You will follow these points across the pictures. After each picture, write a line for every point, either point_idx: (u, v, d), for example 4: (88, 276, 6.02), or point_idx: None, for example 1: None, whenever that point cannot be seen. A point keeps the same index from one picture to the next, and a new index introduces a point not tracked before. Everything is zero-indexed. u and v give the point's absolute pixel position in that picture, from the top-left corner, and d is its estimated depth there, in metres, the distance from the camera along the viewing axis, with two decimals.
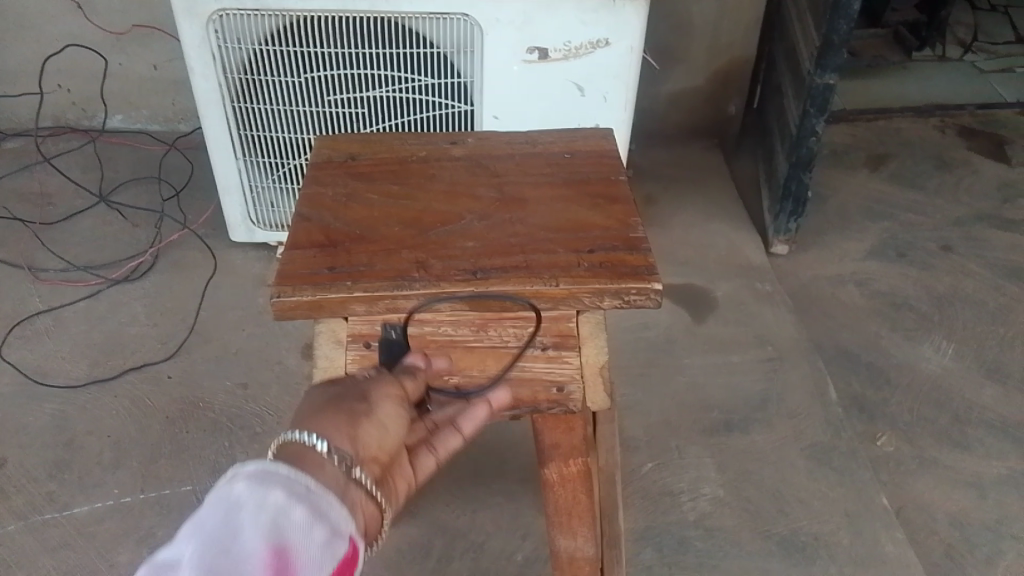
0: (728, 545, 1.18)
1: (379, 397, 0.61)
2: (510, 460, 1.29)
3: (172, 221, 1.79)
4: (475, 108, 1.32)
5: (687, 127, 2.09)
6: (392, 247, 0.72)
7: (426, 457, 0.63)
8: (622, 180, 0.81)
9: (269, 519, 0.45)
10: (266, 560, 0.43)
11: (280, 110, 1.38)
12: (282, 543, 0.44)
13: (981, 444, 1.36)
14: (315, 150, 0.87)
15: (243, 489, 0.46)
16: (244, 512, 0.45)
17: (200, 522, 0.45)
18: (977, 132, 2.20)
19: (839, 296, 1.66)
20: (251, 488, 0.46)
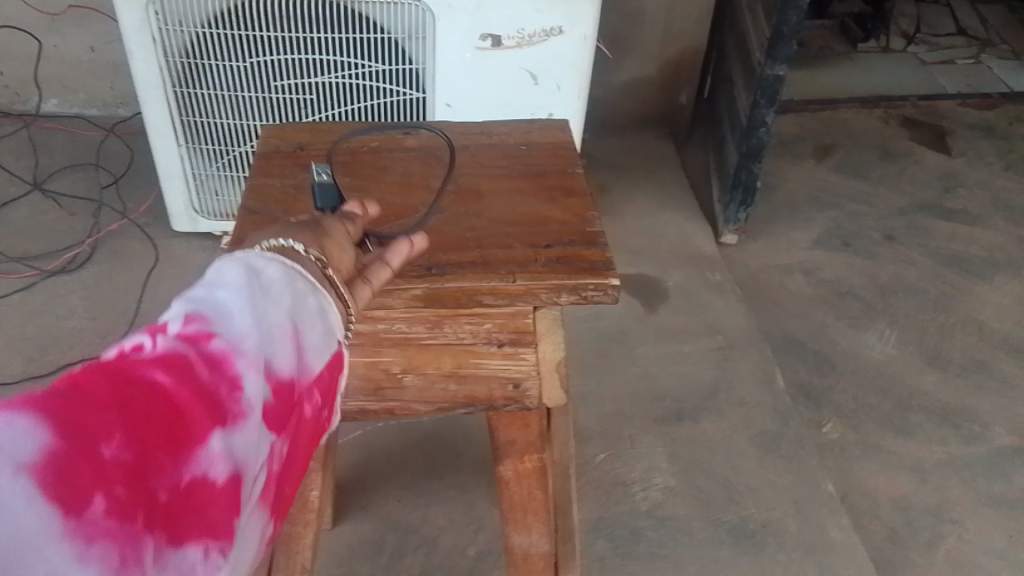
0: (680, 534, 1.19)
1: (329, 229, 0.56)
2: (463, 453, 1.28)
3: (111, 210, 1.73)
4: (428, 95, 1.30)
5: (639, 116, 2.10)
6: None
7: (363, 287, 0.56)
8: (578, 173, 0.80)
9: (294, 299, 0.45)
10: (298, 340, 0.45)
11: (223, 96, 1.33)
12: (304, 328, 0.45)
13: (922, 430, 1.40)
14: (261, 139, 0.84)
15: (265, 265, 0.45)
16: (275, 282, 0.45)
17: (231, 272, 0.43)
18: (919, 124, 2.25)
19: (787, 285, 1.69)
20: (271, 265, 0.46)
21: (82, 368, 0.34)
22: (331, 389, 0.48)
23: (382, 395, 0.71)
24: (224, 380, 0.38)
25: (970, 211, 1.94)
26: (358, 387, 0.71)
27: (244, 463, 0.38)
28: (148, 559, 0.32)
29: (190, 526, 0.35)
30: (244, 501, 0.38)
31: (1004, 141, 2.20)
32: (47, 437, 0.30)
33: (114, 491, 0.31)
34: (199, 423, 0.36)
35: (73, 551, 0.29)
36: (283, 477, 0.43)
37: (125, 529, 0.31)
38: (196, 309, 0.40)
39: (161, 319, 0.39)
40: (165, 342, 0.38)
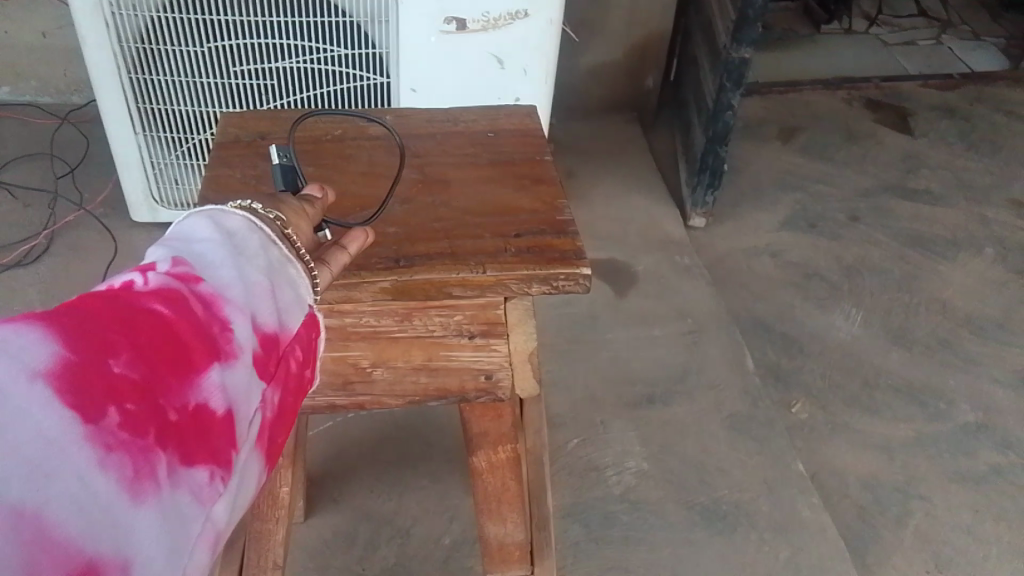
0: (653, 517, 1.20)
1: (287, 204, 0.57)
2: (435, 442, 1.27)
3: (67, 201, 1.68)
4: (392, 80, 1.27)
5: (606, 99, 2.09)
6: None
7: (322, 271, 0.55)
8: (547, 160, 0.79)
9: (271, 255, 0.49)
10: (277, 295, 0.48)
11: (181, 82, 1.30)
12: (283, 283, 0.49)
13: (889, 408, 1.42)
14: (221, 128, 0.81)
15: (240, 223, 0.48)
16: (251, 238, 0.48)
17: (211, 226, 0.47)
18: (881, 105, 2.27)
19: (755, 267, 1.70)
20: (245, 223, 0.49)
21: (86, 299, 0.38)
22: (306, 346, 0.51)
23: (351, 389, 0.70)
24: (216, 319, 0.42)
25: (932, 191, 1.97)
26: (327, 383, 0.70)
27: (236, 398, 0.42)
28: (157, 468, 0.36)
29: (195, 447, 0.38)
30: (239, 434, 0.42)
31: (964, 121, 2.23)
32: (63, 353, 0.34)
33: (125, 405, 0.35)
34: (196, 354, 0.39)
35: (93, 453, 0.33)
36: (273, 419, 0.47)
37: (134, 440, 0.35)
38: (183, 255, 0.43)
39: (149, 260, 0.42)
40: (157, 278, 0.41)
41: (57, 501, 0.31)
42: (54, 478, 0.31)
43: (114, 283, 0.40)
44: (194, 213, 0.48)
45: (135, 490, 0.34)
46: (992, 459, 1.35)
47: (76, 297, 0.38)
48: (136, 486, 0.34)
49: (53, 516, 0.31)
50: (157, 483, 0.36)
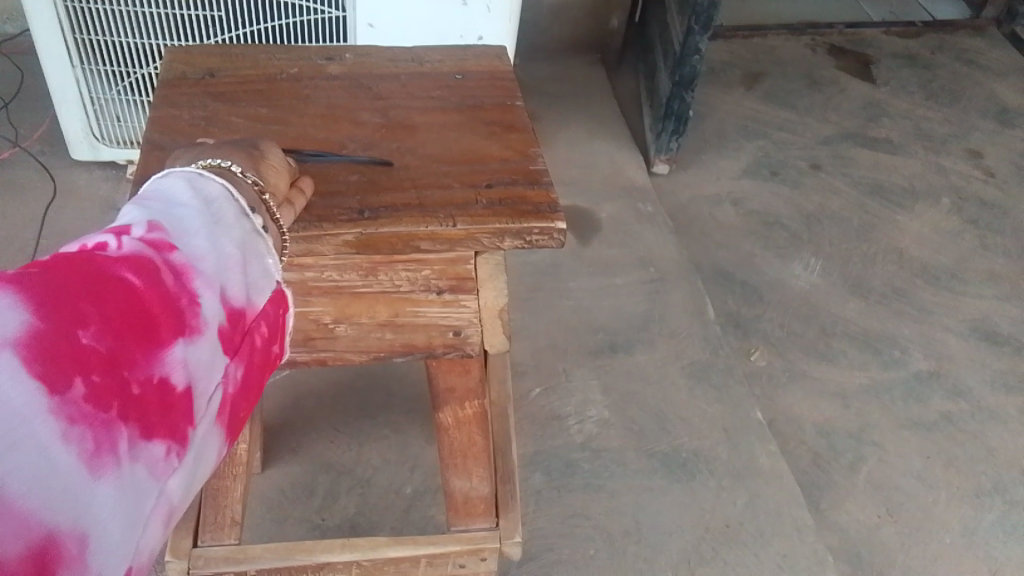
0: (614, 465, 1.20)
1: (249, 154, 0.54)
2: (396, 392, 1.25)
3: (1, 137, 1.59)
4: (348, 14, 1.21)
5: (569, 40, 2.04)
6: None
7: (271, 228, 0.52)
8: (519, 106, 0.75)
9: (246, 228, 0.46)
10: (248, 269, 0.45)
11: (120, 11, 1.22)
12: (254, 259, 0.46)
13: (845, 356, 1.44)
14: (165, 63, 0.76)
15: (220, 191, 0.46)
16: (228, 209, 0.46)
17: (185, 193, 0.44)
18: (844, 52, 2.25)
19: (717, 215, 1.69)
20: (225, 192, 0.47)
21: (54, 260, 0.35)
22: (279, 322, 0.49)
23: (313, 345, 0.67)
24: (185, 292, 0.39)
25: (892, 140, 1.97)
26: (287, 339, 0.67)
27: (201, 372, 0.39)
28: (119, 442, 0.34)
29: (157, 421, 0.36)
30: (202, 409, 0.40)
31: (925, 70, 2.23)
32: (32, 321, 0.32)
33: (91, 377, 0.33)
34: (164, 326, 0.37)
35: (55, 425, 0.31)
36: (239, 394, 0.44)
37: (97, 412, 0.33)
38: (160, 220, 0.41)
39: (125, 223, 0.40)
40: (131, 243, 0.38)
41: (15, 472, 0.29)
42: (14, 449, 0.29)
43: (86, 244, 0.37)
44: (169, 178, 0.45)
45: (94, 463, 0.32)
46: (943, 406, 1.38)
47: (45, 259, 0.35)
48: (96, 459, 0.32)
49: (11, 488, 0.29)
50: (118, 457, 0.33)
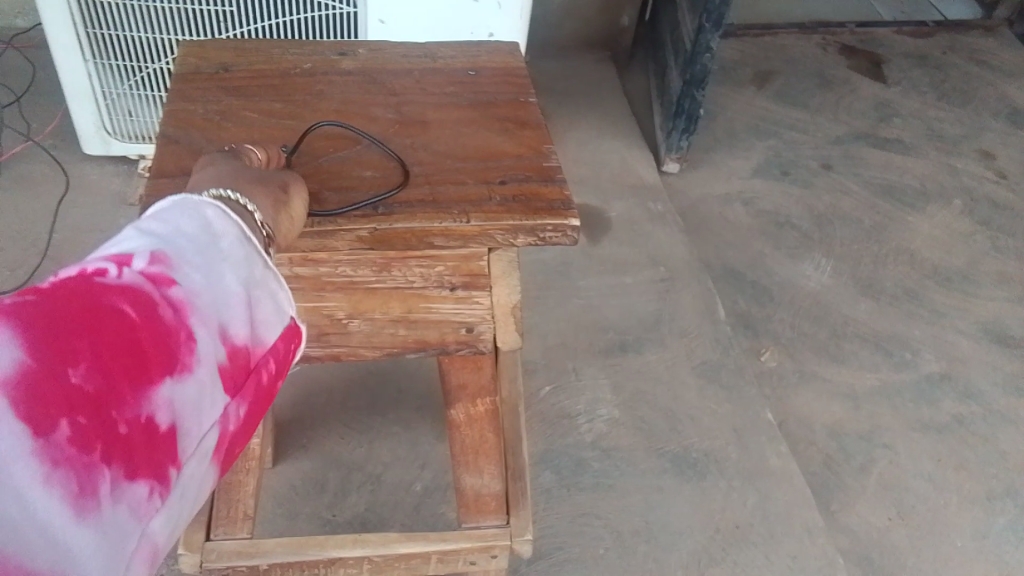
0: (624, 464, 1.20)
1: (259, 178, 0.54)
2: (405, 389, 1.25)
3: (14, 131, 1.59)
4: (359, 10, 1.21)
5: (580, 38, 2.04)
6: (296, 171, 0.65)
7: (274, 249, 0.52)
8: (532, 103, 0.75)
9: (253, 259, 0.46)
10: (252, 302, 0.44)
11: (133, 6, 1.22)
12: (259, 294, 0.45)
13: (856, 357, 1.43)
14: (180, 57, 0.76)
15: (228, 218, 0.45)
16: (235, 238, 0.45)
17: (193, 218, 0.43)
18: (856, 51, 2.24)
19: (727, 214, 1.69)
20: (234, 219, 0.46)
21: (52, 285, 0.34)
22: (283, 357, 0.48)
23: (326, 341, 0.67)
24: (181, 327, 0.38)
25: (904, 140, 1.96)
26: None
27: (193, 412, 0.38)
28: (101, 488, 0.32)
29: (143, 464, 0.35)
30: (191, 449, 0.39)
31: (936, 70, 2.22)
32: (24, 357, 0.31)
33: (78, 418, 0.32)
34: (156, 363, 0.36)
35: (37, 468, 0.30)
36: (235, 432, 0.43)
37: (81, 456, 0.31)
38: (163, 249, 0.40)
39: (128, 249, 0.39)
40: (131, 273, 0.37)
41: None
42: None
43: (86, 267, 0.36)
44: (181, 197, 0.44)
45: (77, 510, 0.31)
46: (954, 408, 1.37)
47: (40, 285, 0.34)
48: (80, 506, 0.31)
49: None
50: (100, 503, 0.32)
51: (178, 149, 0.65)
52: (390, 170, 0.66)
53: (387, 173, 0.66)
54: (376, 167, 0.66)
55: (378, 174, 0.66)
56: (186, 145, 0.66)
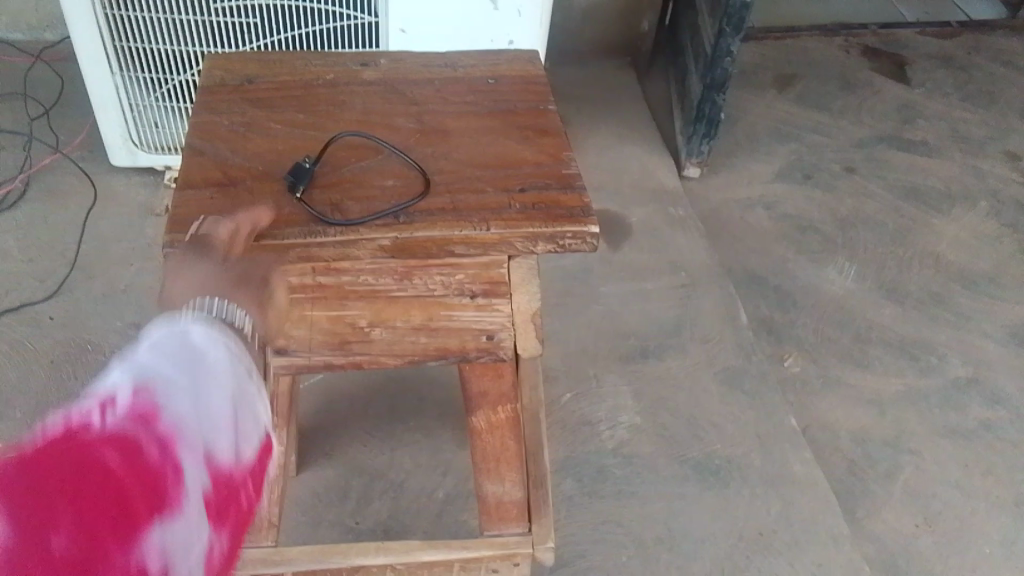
0: (646, 472, 1.20)
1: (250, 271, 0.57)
2: (427, 396, 1.25)
3: (42, 143, 1.62)
4: (379, 20, 1.22)
5: (599, 44, 2.04)
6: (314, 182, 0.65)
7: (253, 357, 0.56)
8: (552, 110, 0.75)
9: (232, 384, 0.50)
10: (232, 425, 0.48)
11: (159, 19, 1.24)
12: (238, 412, 0.49)
13: (881, 362, 1.42)
14: (205, 70, 0.77)
15: (207, 340, 0.50)
16: (214, 363, 0.49)
17: (175, 354, 0.47)
18: (878, 53, 2.22)
19: (749, 219, 1.68)
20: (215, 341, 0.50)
21: (38, 452, 0.38)
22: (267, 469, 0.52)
23: (348, 349, 0.67)
24: (166, 466, 0.42)
25: (928, 143, 1.94)
26: (323, 341, 0.67)
27: (182, 547, 0.42)
28: None
29: None
30: None
31: (961, 71, 2.19)
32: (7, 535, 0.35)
33: None
34: (142, 510, 0.40)
35: None
36: (227, 551, 0.47)
37: None
38: (145, 389, 0.44)
39: (111, 392, 0.43)
40: (114, 421, 0.41)
41: None
42: None
43: (71, 423, 0.40)
44: (159, 333, 0.48)
45: None
46: (982, 414, 1.35)
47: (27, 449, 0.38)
48: None
49: None
50: None
51: (205, 161, 0.66)
52: (411, 179, 0.67)
53: (409, 183, 0.66)
54: (397, 177, 0.67)
55: (400, 183, 0.66)
56: (212, 157, 0.67)
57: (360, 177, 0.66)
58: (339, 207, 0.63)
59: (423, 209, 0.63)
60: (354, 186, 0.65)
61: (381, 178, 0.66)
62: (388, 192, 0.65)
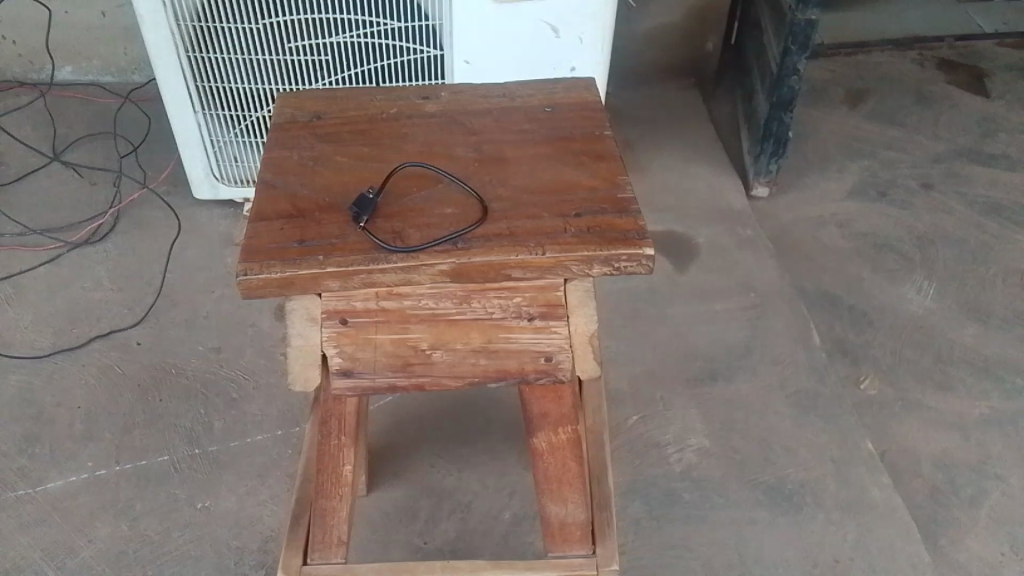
0: (716, 496, 1.18)
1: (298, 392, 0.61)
2: (494, 417, 1.27)
3: (132, 179, 1.72)
4: (445, 53, 1.26)
5: (663, 66, 2.04)
6: (378, 212, 0.68)
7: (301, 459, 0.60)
8: (608, 136, 0.77)
9: None
10: None
11: (237, 60, 1.31)
12: None
13: (964, 385, 1.36)
14: (277, 107, 0.81)
15: None
16: None
17: None
18: (955, 65, 2.16)
19: (821, 238, 1.64)
20: None
21: None
22: None
23: (412, 371, 0.69)
24: None
25: (1011, 156, 1.87)
26: (387, 364, 0.69)
27: None
28: None
29: None
30: None
31: None
32: None
33: None
34: None
35: None
36: None
37: None
38: None
39: None
40: None
41: None
42: None
43: None
44: None
45: None
46: None
47: None
48: None
49: None
50: None
51: (277, 196, 0.70)
52: (472, 208, 0.68)
53: (468, 212, 0.68)
54: (458, 206, 0.69)
55: (461, 212, 0.68)
56: (283, 191, 0.70)
57: (424, 207, 0.68)
58: (401, 235, 0.66)
59: (481, 235, 0.65)
60: (418, 216, 0.68)
61: (443, 208, 0.68)
62: (447, 220, 0.67)
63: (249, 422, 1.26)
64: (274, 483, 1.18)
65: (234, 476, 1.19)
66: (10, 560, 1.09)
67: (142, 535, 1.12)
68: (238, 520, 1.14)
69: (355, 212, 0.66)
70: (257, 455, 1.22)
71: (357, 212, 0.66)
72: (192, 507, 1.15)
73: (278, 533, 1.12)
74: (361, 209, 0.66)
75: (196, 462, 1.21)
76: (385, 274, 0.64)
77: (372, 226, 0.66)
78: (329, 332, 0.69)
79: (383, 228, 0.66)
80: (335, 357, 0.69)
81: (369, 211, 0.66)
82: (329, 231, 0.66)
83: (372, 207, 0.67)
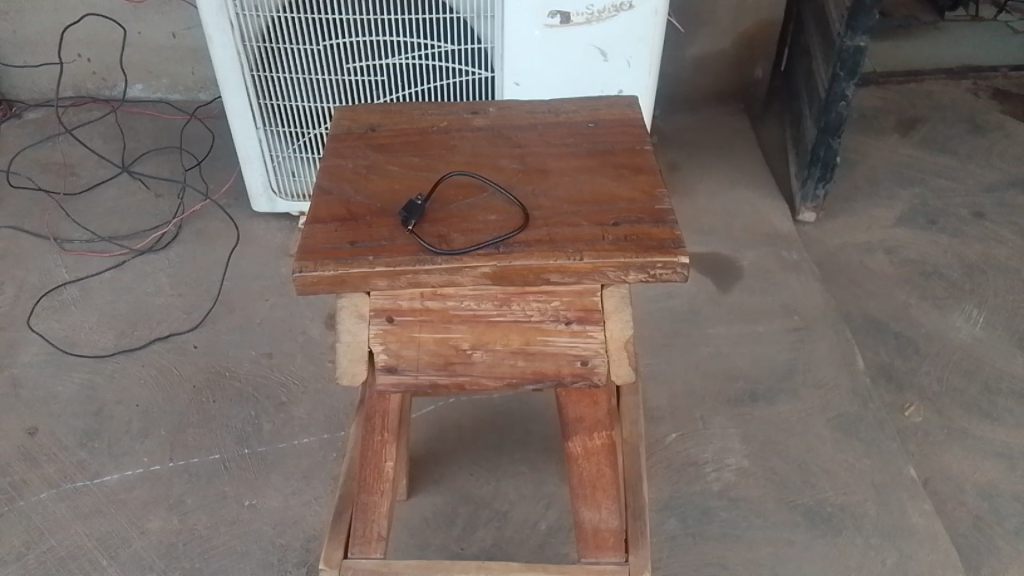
0: (753, 516, 1.18)
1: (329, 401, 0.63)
2: (532, 430, 1.29)
3: (195, 191, 1.80)
4: (496, 75, 1.31)
5: (712, 91, 2.06)
6: (426, 217, 0.71)
7: None
8: (648, 151, 0.79)
9: None
10: None
11: (298, 79, 1.37)
12: None
13: (1011, 414, 1.34)
14: (335, 120, 0.86)
15: None
16: None
17: None
18: (1010, 95, 2.14)
19: (869, 264, 1.64)
20: None
21: None
22: None
23: (452, 370, 0.72)
24: None
25: None
26: (429, 362, 0.72)
27: None
28: None
29: None
30: None
31: None
32: None
33: None
34: None
35: None
36: None
37: None
38: None
39: None
40: None
41: None
42: None
43: None
44: None
45: None
46: None
47: None
48: None
49: None
50: None
51: (332, 199, 0.74)
52: (514, 216, 0.71)
53: (510, 220, 0.71)
54: (502, 214, 0.72)
55: (503, 220, 0.71)
56: (338, 196, 0.74)
57: (471, 215, 0.72)
58: (446, 239, 0.69)
59: (522, 241, 0.68)
60: (464, 221, 0.71)
61: (487, 216, 0.71)
62: (490, 227, 0.70)
63: (298, 425, 1.31)
64: (319, 484, 1.22)
65: (279, 476, 1.23)
66: (66, 548, 1.14)
67: (191, 529, 1.17)
68: (282, 519, 1.18)
69: (404, 216, 0.70)
70: (304, 457, 1.26)
71: (406, 216, 0.70)
72: (239, 503, 1.20)
73: (320, 532, 1.16)
74: (410, 214, 0.70)
75: (244, 461, 1.25)
76: (429, 274, 0.67)
77: (419, 230, 0.70)
78: (376, 330, 0.72)
79: (430, 232, 0.70)
80: (381, 353, 0.72)
81: (417, 216, 0.70)
82: (379, 233, 0.70)
83: (420, 212, 0.70)
